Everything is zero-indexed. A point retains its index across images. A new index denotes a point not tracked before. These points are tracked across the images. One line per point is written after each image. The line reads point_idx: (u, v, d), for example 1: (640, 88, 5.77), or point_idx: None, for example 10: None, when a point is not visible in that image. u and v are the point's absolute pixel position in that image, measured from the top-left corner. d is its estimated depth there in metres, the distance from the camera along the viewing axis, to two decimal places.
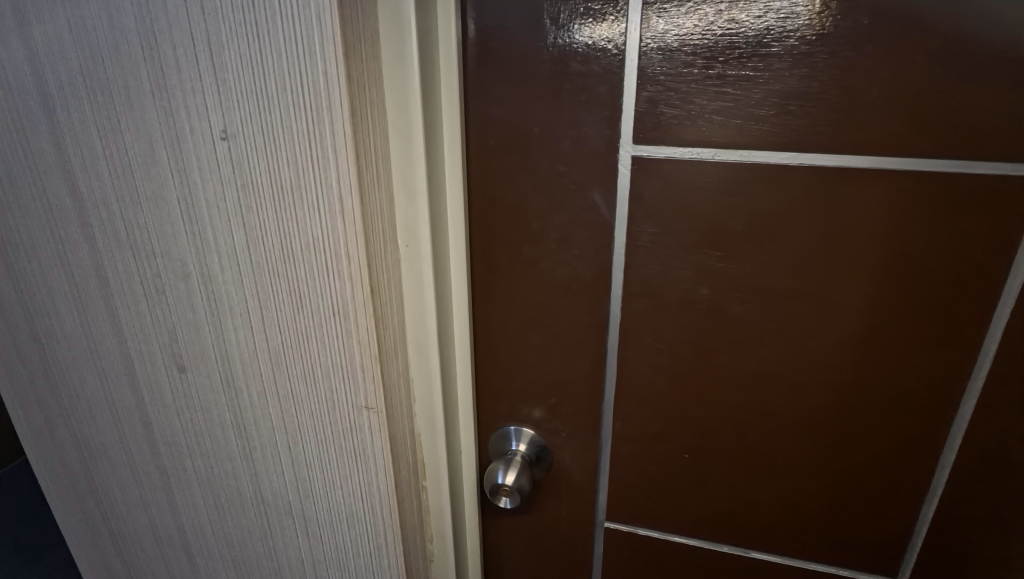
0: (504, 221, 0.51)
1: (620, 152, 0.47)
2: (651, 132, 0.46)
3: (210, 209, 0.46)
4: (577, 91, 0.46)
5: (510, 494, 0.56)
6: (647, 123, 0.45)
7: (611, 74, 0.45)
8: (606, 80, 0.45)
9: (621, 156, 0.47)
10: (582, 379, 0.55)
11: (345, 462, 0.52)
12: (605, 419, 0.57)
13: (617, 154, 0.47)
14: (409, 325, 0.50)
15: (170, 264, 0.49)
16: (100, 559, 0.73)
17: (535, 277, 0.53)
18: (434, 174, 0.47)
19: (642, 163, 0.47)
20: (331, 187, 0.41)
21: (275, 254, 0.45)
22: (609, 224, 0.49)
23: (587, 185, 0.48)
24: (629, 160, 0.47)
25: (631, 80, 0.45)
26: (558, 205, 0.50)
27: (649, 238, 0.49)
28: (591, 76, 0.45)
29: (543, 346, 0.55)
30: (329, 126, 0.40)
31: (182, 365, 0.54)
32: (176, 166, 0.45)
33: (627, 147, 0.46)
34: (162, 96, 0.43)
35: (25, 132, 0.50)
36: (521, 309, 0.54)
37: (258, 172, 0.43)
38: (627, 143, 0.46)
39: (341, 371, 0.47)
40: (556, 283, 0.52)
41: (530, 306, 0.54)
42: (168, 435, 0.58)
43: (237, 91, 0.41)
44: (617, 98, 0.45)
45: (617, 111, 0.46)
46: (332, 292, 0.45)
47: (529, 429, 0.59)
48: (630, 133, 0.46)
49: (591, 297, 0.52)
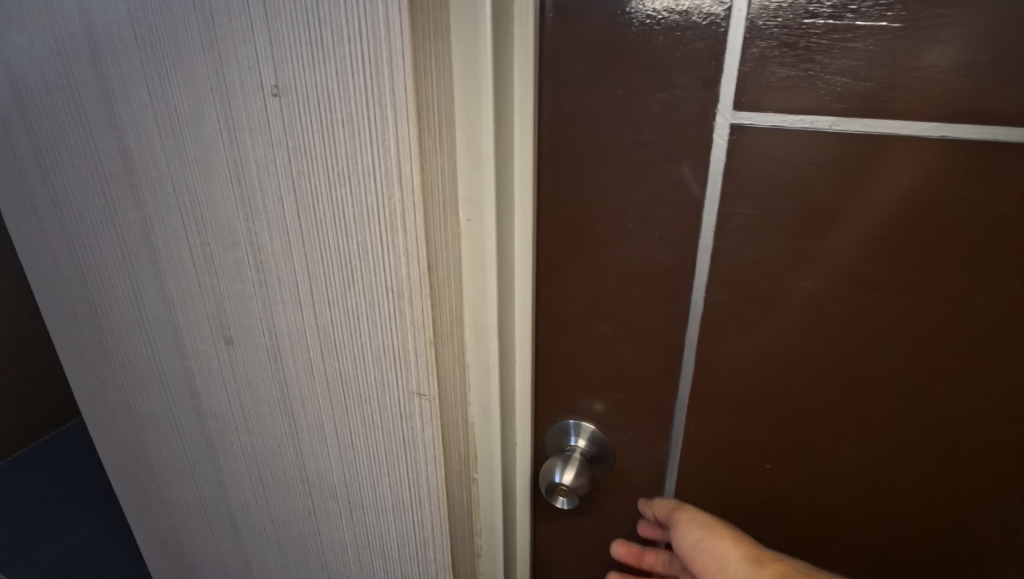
0: (576, 195, 0.46)
1: (718, 119, 0.40)
2: (757, 96, 0.39)
3: (259, 173, 0.42)
4: (671, 47, 0.40)
5: (568, 495, 0.52)
6: (752, 85, 0.39)
7: (713, 27, 0.38)
8: (706, 35, 0.39)
9: (718, 123, 0.40)
10: (653, 374, 0.50)
11: (394, 449, 0.48)
12: (676, 420, 0.51)
13: (713, 121, 0.41)
14: (468, 307, 0.45)
15: (219, 231, 0.47)
16: (152, 525, 0.73)
17: (607, 259, 0.47)
18: (503, 140, 0.42)
19: (743, 132, 0.40)
20: (389, 152, 0.37)
21: (327, 224, 0.42)
22: (698, 202, 0.43)
23: (675, 158, 0.42)
24: (728, 129, 0.40)
25: (736, 34, 0.38)
26: (638, 179, 0.44)
27: (744, 220, 0.42)
28: (689, 31, 0.39)
29: (612, 336, 0.50)
30: (389, 81, 0.35)
31: (230, 338, 0.51)
32: (226, 126, 0.42)
33: (727, 114, 0.40)
34: (212, 48, 0.40)
35: (75, 87, 0.47)
36: (589, 293, 0.49)
37: (311, 135, 0.39)
38: (727, 109, 0.40)
39: (392, 354, 0.44)
40: (632, 267, 0.47)
41: (599, 291, 0.49)
42: (215, 408, 0.57)
43: (290, 41, 0.37)
44: (717, 56, 0.39)
45: (717, 71, 0.39)
46: (386, 268, 0.41)
47: (591, 424, 0.54)
48: (731, 97, 0.40)
49: (670, 284, 0.46)
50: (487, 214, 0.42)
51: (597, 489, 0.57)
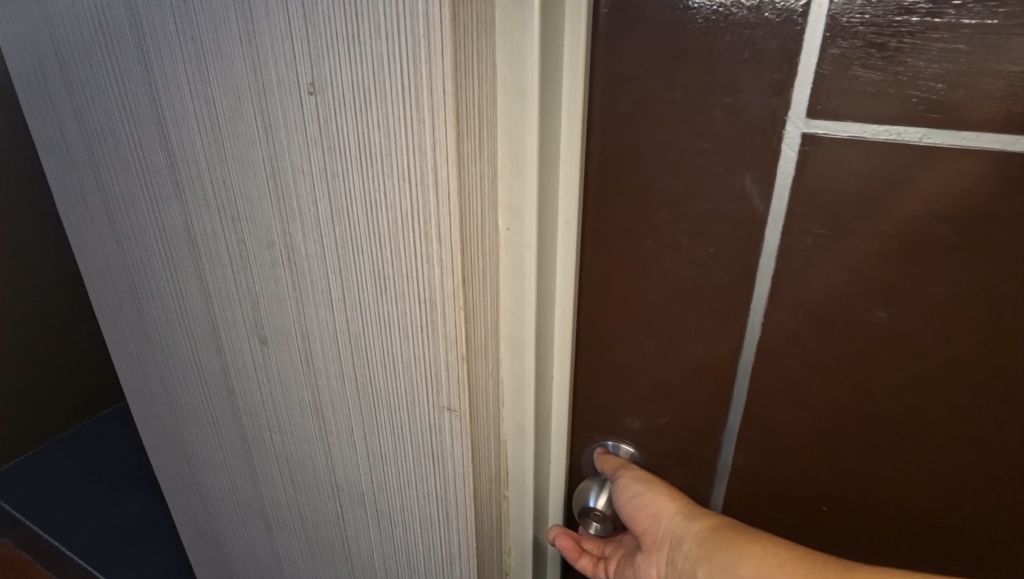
0: (625, 205, 0.43)
1: (788, 127, 0.36)
2: (835, 102, 0.35)
3: (295, 172, 0.41)
4: (739, 47, 0.36)
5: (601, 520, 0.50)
6: (830, 90, 0.35)
7: (788, 25, 0.34)
8: (780, 32, 0.35)
9: (788, 132, 0.37)
10: (702, 399, 0.47)
11: (422, 462, 0.46)
12: (725, 449, 0.47)
13: (782, 129, 0.37)
14: (505, 320, 0.43)
15: (255, 230, 0.46)
16: (190, 512, 0.74)
17: (657, 275, 0.44)
18: (549, 144, 0.39)
19: (816, 142, 0.36)
20: (425, 156, 0.35)
21: (361, 228, 0.40)
22: (761, 217, 0.39)
23: (737, 168, 0.39)
24: (799, 138, 0.36)
25: (815, 32, 0.34)
26: (695, 191, 0.40)
27: (812, 239, 0.38)
28: (760, 28, 0.35)
29: (658, 356, 0.47)
30: (427, 81, 0.33)
31: (264, 337, 0.51)
32: (263, 123, 0.41)
33: (798, 121, 0.36)
34: (251, 43, 0.39)
35: (122, 80, 0.47)
36: (636, 310, 0.46)
37: (347, 135, 0.37)
38: (799, 116, 0.36)
39: (423, 365, 0.42)
40: (683, 285, 0.43)
41: (646, 308, 0.45)
42: (249, 406, 0.56)
43: (327, 36, 0.35)
44: (791, 56, 0.35)
45: (791, 73, 0.35)
46: (419, 277, 0.39)
47: (631, 446, 0.51)
48: (804, 102, 0.36)
49: (725, 305, 0.43)
50: (529, 223, 0.39)
51: None
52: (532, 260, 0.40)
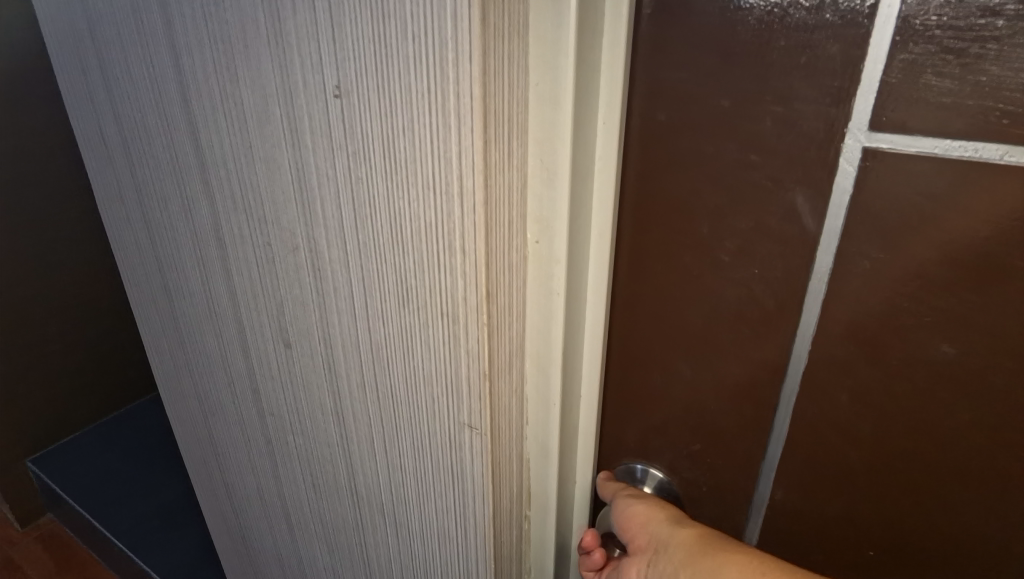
0: (664, 218, 0.40)
1: (847, 140, 0.33)
2: (901, 114, 0.32)
3: (320, 176, 0.40)
4: (794, 51, 0.33)
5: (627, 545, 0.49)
6: (896, 101, 0.31)
7: (851, 27, 0.31)
8: (843, 36, 0.32)
9: (847, 145, 0.33)
10: (739, 427, 0.44)
11: (441, 478, 0.45)
12: (763, 481, 0.44)
13: (840, 142, 0.33)
14: (531, 337, 0.41)
15: (281, 233, 0.45)
16: (217, 505, 0.75)
17: (695, 294, 0.41)
18: (583, 154, 0.36)
19: (878, 158, 0.33)
20: (450, 164, 0.33)
21: (384, 237, 0.38)
22: (812, 237, 0.36)
23: (787, 183, 0.36)
24: (859, 152, 0.33)
25: (882, 36, 0.31)
26: (740, 206, 0.37)
27: (868, 263, 0.35)
28: (819, 31, 0.32)
29: (694, 379, 0.44)
30: (453, 86, 0.31)
31: (288, 341, 0.50)
32: (289, 126, 0.40)
33: (860, 134, 0.33)
34: (278, 43, 0.38)
35: (156, 79, 0.47)
36: (671, 329, 0.43)
37: (372, 140, 0.36)
38: (860, 128, 0.33)
39: (444, 380, 0.40)
40: (723, 305, 0.40)
41: (682, 328, 0.43)
42: (273, 408, 0.56)
43: (353, 38, 0.34)
44: (853, 63, 0.32)
45: (853, 81, 0.32)
46: (442, 289, 0.37)
47: (661, 470, 0.48)
48: (866, 113, 0.32)
49: (768, 329, 0.40)
50: (559, 236, 0.37)
51: None
52: (561, 275, 0.38)
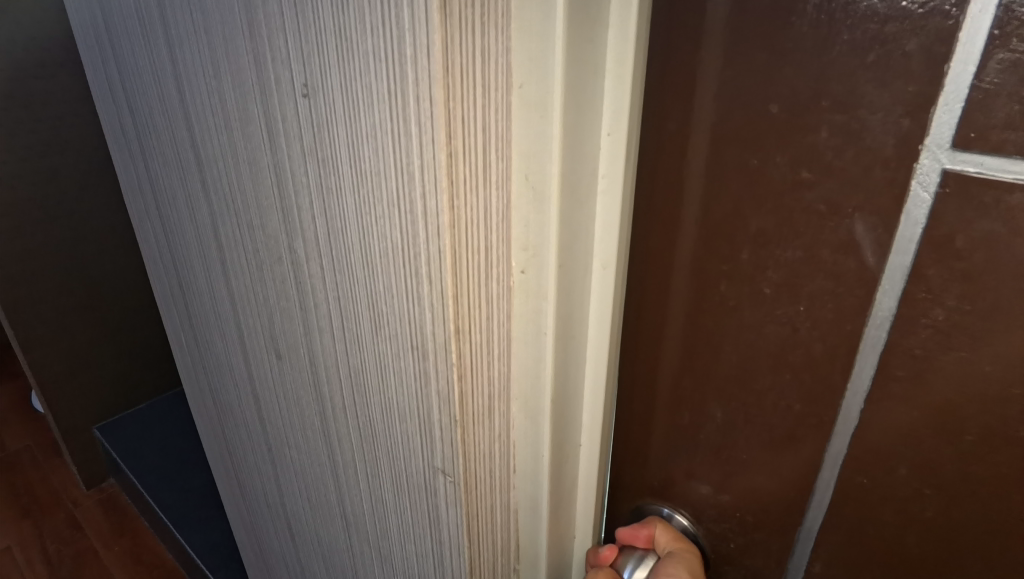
0: (692, 240, 0.33)
1: (923, 159, 0.26)
2: (998, 130, 0.24)
3: (296, 183, 0.36)
4: (859, 48, 0.25)
5: None
6: (991, 112, 0.24)
7: (936, 18, 0.23)
8: (924, 30, 0.24)
9: (921, 166, 0.26)
10: (777, 489, 0.36)
11: (419, 520, 0.40)
12: (803, 546, 0.37)
13: (913, 162, 0.26)
14: (518, 379, 0.34)
15: (267, 240, 0.42)
16: (235, 500, 0.75)
17: (730, 331, 0.34)
18: (582, 170, 0.30)
19: (964, 184, 0.25)
20: (413, 180, 0.28)
21: (355, 255, 0.34)
22: (873, 278, 0.28)
23: (844, 211, 0.28)
24: (938, 176, 0.26)
25: (975, 28, 0.23)
26: (787, 233, 0.30)
27: (943, 317, 0.27)
28: (892, 24, 0.24)
29: (724, 432, 0.37)
30: (413, 87, 0.26)
31: (279, 352, 0.47)
32: (267, 127, 0.36)
33: (939, 153, 0.25)
34: (252, 35, 0.34)
35: (158, 72, 0.45)
36: (699, 370, 0.36)
37: (339, 147, 0.32)
38: (941, 144, 0.25)
39: (417, 418, 0.36)
40: (763, 348, 0.33)
41: (712, 370, 0.36)
42: (272, 417, 0.54)
43: (317, 31, 0.30)
44: (935, 63, 0.24)
45: (933, 85, 0.24)
46: (410, 319, 0.33)
47: (684, 517, 0.42)
48: (948, 126, 0.25)
49: (815, 385, 0.32)
50: (549, 267, 0.32)
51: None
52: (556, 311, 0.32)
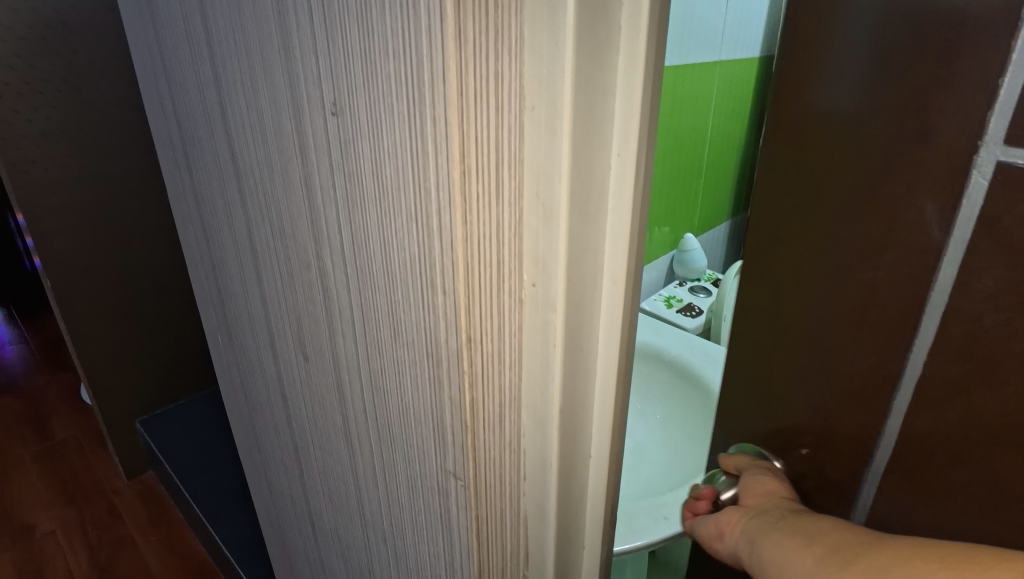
0: (773, 221, 0.34)
1: (981, 154, 0.26)
2: None
3: (324, 195, 0.38)
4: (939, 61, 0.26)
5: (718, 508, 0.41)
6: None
7: (999, 41, 0.24)
8: (990, 50, 0.25)
9: (979, 159, 0.26)
10: (829, 476, 0.36)
11: (432, 521, 0.42)
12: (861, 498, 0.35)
13: (972, 155, 0.26)
14: (527, 388, 0.35)
15: (297, 248, 0.44)
16: (264, 496, 0.78)
17: (799, 312, 0.34)
18: (590, 189, 0.31)
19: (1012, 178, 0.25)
20: (429, 195, 0.30)
21: (376, 264, 0.36)
22: (938, 257, 0.28)
23: (908, 195, 0.28)
24: (992, 169, 0.26)
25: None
26: (860, 213, 0.30)
27: (988, 309, 0.27)
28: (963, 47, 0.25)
29: (787, 416, 0.37)
30: (430, 109, 0.28)
31: (306, 354, 0.49)
32: (299, 142, 0.39)
33: (995, 147, 0.25)
34: (288, 58, 0.36)
35: (204, 88, 0.48)
36: (771, 356, 0.36)
37: (364, 163, 0.34)
38: (995, 139, 0.25)
39: (430, 423, 0.37)
40: (829, 311, 0.33)
41: (779, 352, 0.36)
42: (298, 418, 0.56)
43: (345, 55, 0.32)
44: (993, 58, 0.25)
45: (990, 90, 0.25)
46: (425, 327, 0.34)
47: (777, 459, 0.39)
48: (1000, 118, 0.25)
49: (876, 372, 0.32)
50: (558, 282, 0.33)
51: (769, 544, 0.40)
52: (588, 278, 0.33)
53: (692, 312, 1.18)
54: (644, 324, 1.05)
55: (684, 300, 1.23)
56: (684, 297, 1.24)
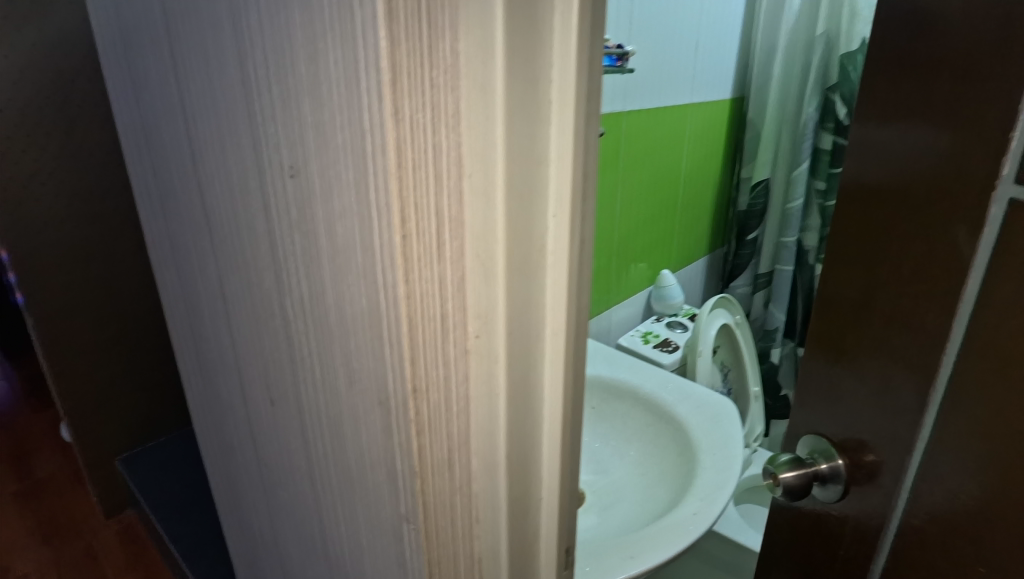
0: (883, 205, 0.44)
1: (998, 191, 0.37)
2: None
3: (285, 250, 0.40)
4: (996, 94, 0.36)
5: (776, 487, 0.53)
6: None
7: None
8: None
9: (997, 196, 0.37)
10: (885, 433, 0.46)
11: (389, 565, 0.43)
12: (893, 526, 0.46)
13: (992, 191, 0.37)
14: (477, 435, 0.36)
15: (262, 297, 0.46)
16: (237, 537, 0.78)
17: (866, 289, 0.46)
18: (527, 247, 0.34)
19: (1015, 210, 0.36)
20: (375, 254, 0.32)
21: (331, 316, 0.38)
22: (963, 267, 0.39)
23: (952, 216, 0.40)
24: (1003, 204, 0.36)
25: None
26: (916, 221, 0.42)
27: (1009, 309, 0.37)
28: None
29: (875, 356, 0.46)
30: (372, 177, 0.30)
31: (272, 398, 0.51)
32: (262, 199, 0.41)
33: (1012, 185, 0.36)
34: (251, 123, 0.39)
35: (177, 143, 0.51)
36: (857, 304, 0.47)
37: (318, 223, 0.36)
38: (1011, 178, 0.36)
39: (383, 468, 0.39)
40: (903, 284, 0.43)
41: (857, 301, 0.47)
42: (267, 460, 0.57)
43: (299, 125, 0.34)
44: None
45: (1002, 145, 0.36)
46: (375, 377, 0.36)
47: (841, 459, 0.50)
48: (1014, 163, 0.36)
49: (935, 325, 0.41)
50: (499, 335, 0.34)
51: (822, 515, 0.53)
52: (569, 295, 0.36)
53: (669, 347, 1.20)
54: (619, 360, 1.05)
55: (660, 335, 1.24)
56: (662, 332, 1.26)
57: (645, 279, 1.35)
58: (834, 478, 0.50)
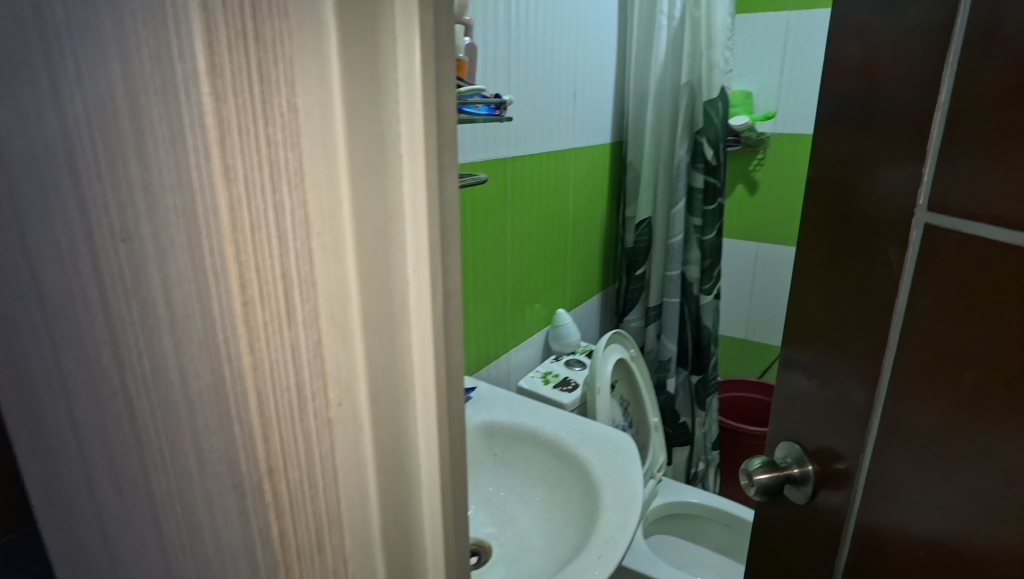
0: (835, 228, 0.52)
1: (915, 218, 0.44)
2: (961, 200, 0.40)
3: (121, 321, 0.36)
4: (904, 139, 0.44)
5: (751, 486, 0.61)
6: (949, 176, 0.41)
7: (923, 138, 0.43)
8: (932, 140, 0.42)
9: (916, 221, 0.44)
10: (847, 436, 0.52)
11: None
12: (852, 520, 0.52)
13: (911, 219, 0.44)
14: (348, 510, 0.33)
15: (102, 375, 0.41)
16: None
17: (827, 302, 0.53)
18: (384, 305, 0.32)
19: (930, 232, 0.43)
20: (215, 323, 0.30)
21: (177, 393, 0.34)
22: (894, 281, 0.46)
23: (886, 240, 0.46)
24: (920, 228, 0.43)
25: (941, 124, 0.41)
26: (858, 244, 0.49)
27: (925, 318, 0.43)
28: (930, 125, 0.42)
29: (834, 363, 0.53)
30: (206, 241, 0.28)
31: (122, 487, 0.45)
32: (93, 267, 0.37)
33: (923, 212, 0.43)
34: (74, 185, 0.35)
35: None
36: (818, 315, 0.55)
37: (154, 292, 0.33)
38: (922, 207, 0.43)
39: (244, 558, 0.35)
40: (853, 296, 0.50)
41: (819, 310, 0.54)
42: (122, 557, 0.50)
43: (127, 186, 0.31)
44: (960, 135, 0.40)
45: (914, 181, 0.44)
46: (224, 457, 0.33)
47: (810, 464, 0.57)
48: (925, 194, 0.43)
49: (877, 332, 0.48)
50: (361, 400, 0.32)
51: (798, 513, 0.60)
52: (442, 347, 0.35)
53: (569, 386, 1.21)
54: (519, 405, 1.04)
55: (561, 375, 1.26)
56: (561, 372, 1.27)
57: (541, 319, 1.37)
58: (804, 480, 0.57)
